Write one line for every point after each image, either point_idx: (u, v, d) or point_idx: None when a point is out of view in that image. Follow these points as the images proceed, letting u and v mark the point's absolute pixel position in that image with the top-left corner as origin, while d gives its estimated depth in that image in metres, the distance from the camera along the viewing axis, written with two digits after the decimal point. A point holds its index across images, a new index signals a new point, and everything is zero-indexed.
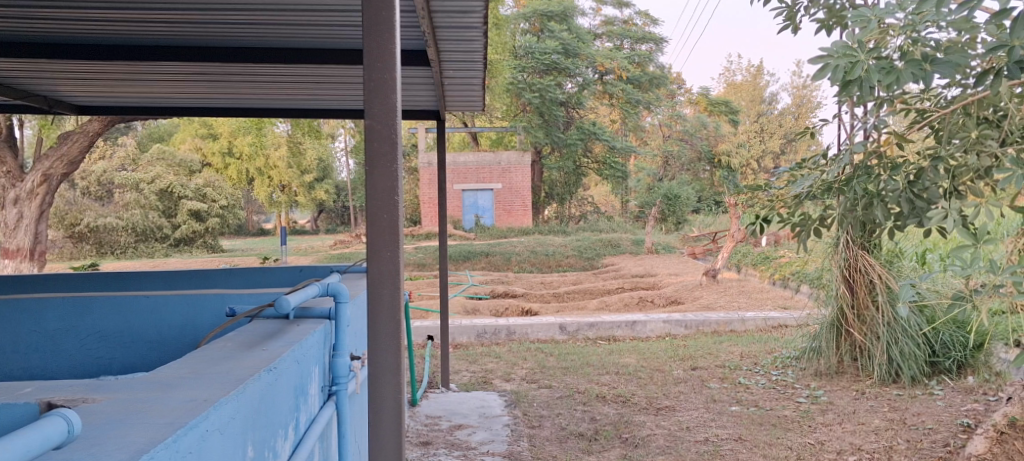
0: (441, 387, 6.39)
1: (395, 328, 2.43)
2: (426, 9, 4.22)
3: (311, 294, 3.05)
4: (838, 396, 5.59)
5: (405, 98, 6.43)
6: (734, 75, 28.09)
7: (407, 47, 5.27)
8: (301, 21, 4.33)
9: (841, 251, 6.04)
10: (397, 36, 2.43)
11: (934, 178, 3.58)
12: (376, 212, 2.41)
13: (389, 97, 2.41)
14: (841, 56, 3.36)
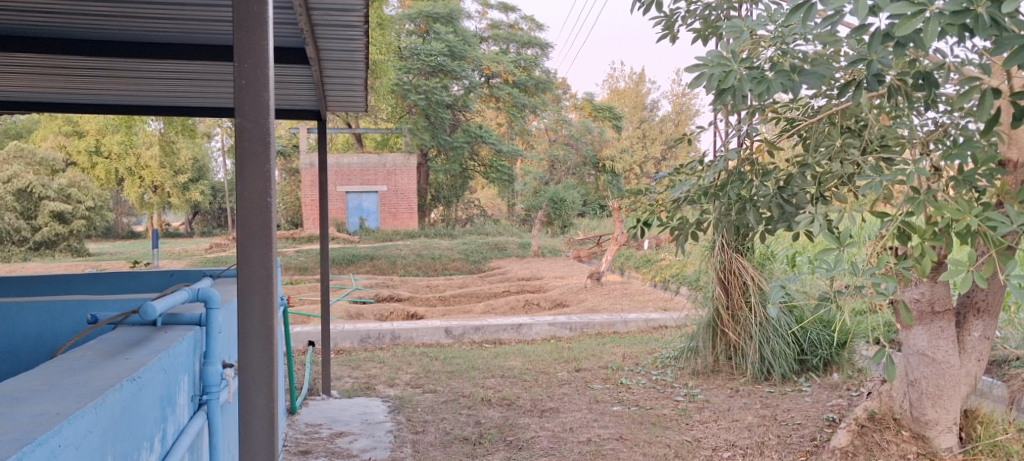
0: (321, 394, 6.09)
1: (268, 335, 2.23)
2: (305, 7, 3.95)
3: (178, 298, 2.74)
4: (714, 394, 5.73)
5: (282, 97, 6.10)
6: (616, 83, 28.82)
7: (283, 44, 4.99)
8: (171, 15, 4.01)
9: (716, 254, 6.19)
10: (269, 33, 2.22)
11: (801, 184, 3.69)
12: (247, 213, 2.20)
13: (261, 94, 2.21)
14: (716, 65, 3.37)
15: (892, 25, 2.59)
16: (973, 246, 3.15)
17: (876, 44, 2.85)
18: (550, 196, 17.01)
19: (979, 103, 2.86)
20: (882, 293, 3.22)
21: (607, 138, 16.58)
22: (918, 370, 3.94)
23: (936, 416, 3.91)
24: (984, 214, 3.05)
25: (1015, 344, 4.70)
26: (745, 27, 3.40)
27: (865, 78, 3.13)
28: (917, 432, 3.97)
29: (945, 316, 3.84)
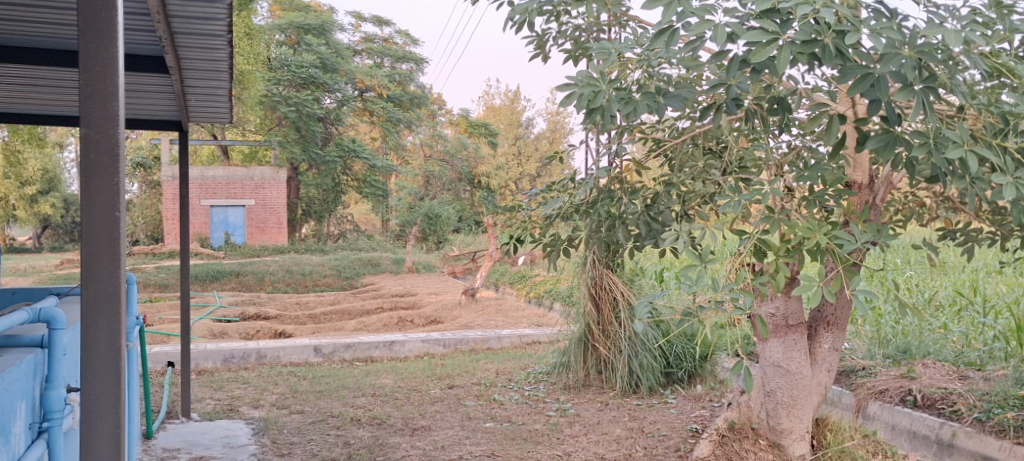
0: (180, 417, 5.63)
1: (117, 360, 2.02)
2: (163, 14, 3.64)
3: (19, 320, 2.36)
4: (584, 408, 5.75)
5: (140, 106, 5.65)
6: (492, 100, 29.09)
7: (138, 51, 4.61)
8: (12, 16, 3.61)
9: (587, 270, 6.27)
10: (121, 40, 2.02)
11: (667, 202, 3.75)
12: (92, 230, 1.99)
13: (110, 104, 2.00)
14: (585, 86, 3.36)
15: (749, 51, 2.71)
16: (822, 263, 3.29)
17: (734, 70, 2.92)
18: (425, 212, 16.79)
19: (827, 128, 3.01)
20: (740, 308, 3.29)
21: (482, 156, 16.23)
22: (774, 381, 3.90)
23: (791, 425, 3.89)
24: (832, 232, 3.20)
25: (862, 355, 4.81)
26: (613, 48, 3.44)
27: (726, 102, 3.22)
28: (774, 441, 3.95)
29: (798, 329, 3.80)
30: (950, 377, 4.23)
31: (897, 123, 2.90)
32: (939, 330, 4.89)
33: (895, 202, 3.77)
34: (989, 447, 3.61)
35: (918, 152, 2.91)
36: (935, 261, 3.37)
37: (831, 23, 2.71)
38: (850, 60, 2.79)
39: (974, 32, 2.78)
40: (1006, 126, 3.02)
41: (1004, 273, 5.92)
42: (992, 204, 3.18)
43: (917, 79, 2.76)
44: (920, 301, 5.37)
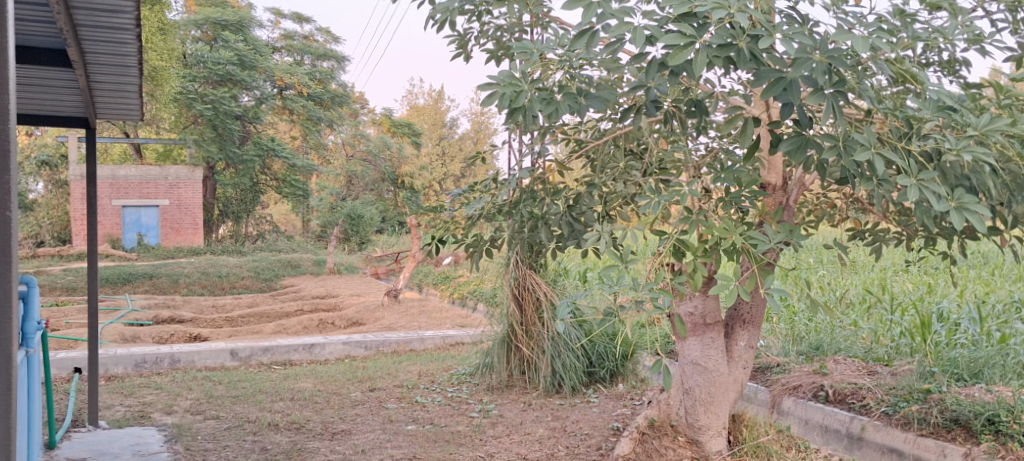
0: (86, 425, 5.30)
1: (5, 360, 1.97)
2: (65, 5, 3.40)
3: None
4: (508, 409, 5.70)
5: (42, 102, 5.30)
6: (416, 100, 28.88)
7: (35, 44, 4.30)
8: None
9: (511, 271, 6.24)
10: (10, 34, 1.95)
11: (589, 203, 3.71)
12: None
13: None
14: (507, 85, 3.33)
15: (667, 54, 2.74)
16: (739, 263, 3.31)
17: (652, 73, 2.93)
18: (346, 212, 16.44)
19: (742, 131, 3.06)
20: (660, 308, 3.29)
21: (406, 155, 15.65)
22: (692, 378, 3.83)
23: (709, 422, 3.83)
24: (747, 232, 3.25)
25: (777, 353, 4.91)
26: (534, 48, 3.42)
27: (645, 104, 3.23)
28: (692, 437, 3.87)
29: (715, 327, 3.74)
30: (860, 373, 4.30)
31: (808, 126, 2.98)
32: (850, 327, 5.01)
33: (808, 202, 3.85)
34: (896, 440, 3.65)
35: (829, 155, 2.99)
36: (845, 261, 3.47)
37: (745, 27, 2.76)
38: (764, 65, 2.84)
39: (880, 39, 2.87)
40: (910, 129, 3.13)
41: (909, 272, 6.17)
42: (898, 204, 3.28)
43: (827, 84, 2.83)
44: (831, 300, 5.53)
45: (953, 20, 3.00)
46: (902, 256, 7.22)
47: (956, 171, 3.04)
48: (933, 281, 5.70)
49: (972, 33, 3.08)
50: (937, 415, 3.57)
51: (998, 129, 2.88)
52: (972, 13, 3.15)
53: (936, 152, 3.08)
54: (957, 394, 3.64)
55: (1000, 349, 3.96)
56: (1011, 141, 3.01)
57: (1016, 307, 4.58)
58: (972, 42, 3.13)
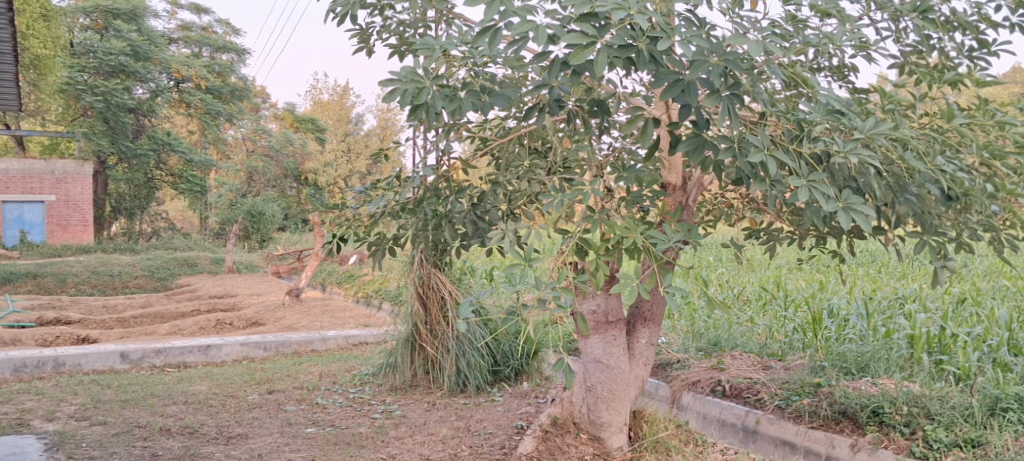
0: None
1: None
2: None
3: None
4: (411, 409, 5.35)
5: None
6: (319, 95, 28.19)
7: None
8: None
9: (415, 269, 6.00)
10: None
11: (493, 202, 3.59)
12: None
13: None
14: (409, 81, 3.21)
15: (568, 55, 2.74)
16: (639, 261, 3.32)
17: (555, 71, 2.90)
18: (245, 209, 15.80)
19: (642, 132, 3.08)
20: (562, 306, 3.24)
21: (310, 150, 14.55)
22: (593, 376, 3.62)
23: (610, 418, 3.63)
24: (648, 231, 3.26)
25: (677, 349, 4.95)
26: (437, 45, 3.33)
27: (548, 103, 3.19)
28: (594, 434, 3.66)
29: (618, 325, 3.55)
30: (755, 368, 4.39)
31: (705, 128, 3.05)
32: (746, 324, 5.14)
33: (706, 202, 3.91)
34: (788, 433, 3.75)
35: (725, 156, 3.06)
36: (742, 259, 3.54)
37: (645, 29, 2.78)
38: (663, 66, 2.87)
39: (773, 43, 2.96)
40: (801, 132, 3.21)
41: (802, 269, 6.43)
42: (791, 205, 3.36)
43: (722, 87, 2.90)
44: (729, 297, 5.68)
45: (841, 26, 3.10)
46: (795, 255, 7.53)
47: (844, 172, 3.14)
48: (824, 278, 5.96)
49: (858, 40, 3.20)
50: (826, 407, 3.68)
51: (883, 133, 2.98)
52: (859, 21, 3.28)
53: (826, 154, 3.17)
54: (845, 387, 3.75)
55: (884, 343, 4.07)
56: (894, 145, 3.14)
57: (899, 303, 4.81)
58: (859, 48, 3.25)
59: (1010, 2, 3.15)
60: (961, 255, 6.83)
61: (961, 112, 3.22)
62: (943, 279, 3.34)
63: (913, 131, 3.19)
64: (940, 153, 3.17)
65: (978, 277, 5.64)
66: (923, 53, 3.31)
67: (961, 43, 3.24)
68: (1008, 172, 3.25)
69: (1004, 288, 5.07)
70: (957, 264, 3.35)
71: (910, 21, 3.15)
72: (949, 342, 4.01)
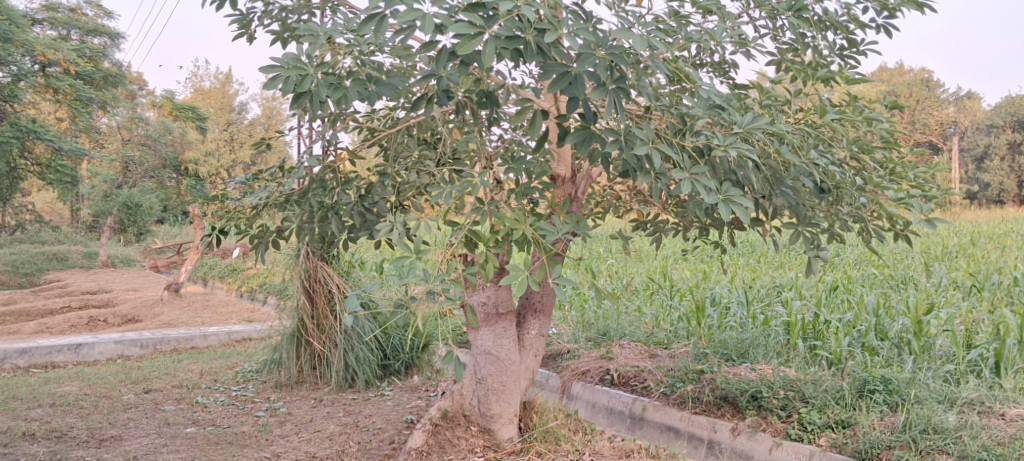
0: None
1: None
2: None
3: None
4: (296, 407, 4.87)
5: None
6: (202, 83, 27.04)
7: None
8: None
9: (300, 261, 5.38)
10: None
11: (382, 193, 3.54)
12: None
13: None
14: (291, 68, 3.10)
15: (455, 45, 2.70)
16: (528, 253, 3.33)
17: (442, 62, 2.86)
18: (121, 201, 14.88)
19: (531, 123, 3.08)
20: (451, 298, 3.19)
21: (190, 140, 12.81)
22: (484, 368, 3.60)
23: (500, 410, 3.62)
24: (537, 223, 3.27)
25: (567, 339, 4.99)
26: (320, 32, 3.21)
27: (436, 94, 3.13)
28: (484, 426, 3.65)
29: (508, 317, 3.54)
30: (641, 356, 4.44)
31: (593, 121, 3.09)
32: (634, 313, 5.24)
33: (596, 194, 3.94)
34: (672, 419, 3.84)
35: (611, 149, 3.11)
36: (630, 250, 3.58)
37: (532, 21, 2.77)
38: (551, 59, 2.88)
39: (657, 38, 3.01)
40: (684, 126, 3.27)
41: (687, 259, 6.62)
42: (675, 196, 3.43)
43: (609, 80, 2.93)
44: (619, 288, 5.80)
45: (720, 24, 3.19)
46: (680, 246, 7.76)
47: (725, 166, 3.24)
48: (707, 268, 6.16)
49: (737, 37, 3.30)
50: (708, 393, 3.80)
51: (759, 128, 3.10)
52: (739, 18, 3.36)
53: (707, 148, 3.25)
54: (726, 373, 3.88)
55: (763, 330, 4.26)
56: (771, 140, 3.25)
57: (776, 291, 5.04)
58: (739, 45, 3.34)
59: (876, 4, 3.30)
60: (831, 245, 7.23)
61: (832, 108, 3.37)
62: (816, 268, 3.47)
63: (789, 126, 3.31)
64: (814, 147, 3.31)
65: (849, 266, 5.97)
66: (798, 51, 3.43)
67: (832, 42, 3.37)
68: (875, 165, 3.42)
69: (872, 276, 5.36)
70: (829, 254, 3.51)
71: (785, 19, 3.26)
72: (822, 328, 4.21)
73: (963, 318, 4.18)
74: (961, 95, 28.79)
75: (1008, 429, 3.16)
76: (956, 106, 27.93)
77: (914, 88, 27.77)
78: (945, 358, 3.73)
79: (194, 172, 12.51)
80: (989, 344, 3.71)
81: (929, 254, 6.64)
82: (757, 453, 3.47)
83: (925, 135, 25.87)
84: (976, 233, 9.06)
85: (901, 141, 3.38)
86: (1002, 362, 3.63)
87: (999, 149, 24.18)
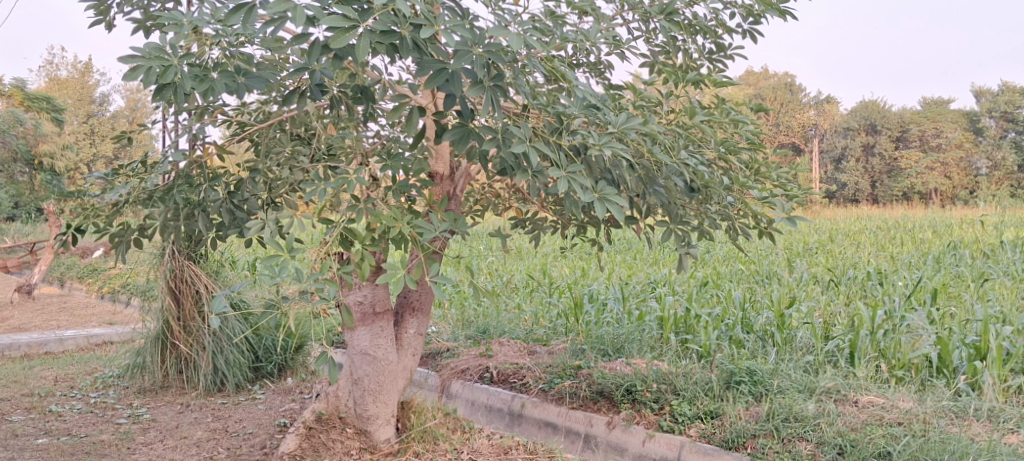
0: None
1: None
2: None
3: None
4: (161, 412, 4.65)
5: None
6: (67, 71, 25.28)
7: None
8: None
9: (165, 261, 5.07)
10: None
11: (252, 190, 3.46)
12: None
13: None
14: (153, 58, 2.93)
15: (329, 37, 2.61)
16: (405, 251, 3.27)
17: (315, 54, 2.76)
18: None
19: (408, 120, 2.99)
20: (325, 298, 3.08)
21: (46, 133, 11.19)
22: (360, 368, 3.53)
23: (377, 411, 3.57)
24: (414, 220, 3.21)
25: (447, 338, 4.97)
26: (185, 20, 3.05)
27: (309, 88, 3.02)
28: (360, 428, 3.59)
29: (385, 316, 3.50)
30: (520, 353, 4.49)
31: (471, 118, 3.06)
32: (514, 311, 5.28)
33: (474, 192, 3.94)
34: (550, 414, 3.89)
35: (488, 146, 3.08)
36: (509, 248, 3.57)
37: (407, 15, 2.70)
38: (428, 55, 2.80)
39: (533, 37, 3.02)
40: (561, 124, 3.29)
41: (566, 257, 6.75)
42: (550, 194, 3.47)
43: (486, 77, 2.89)
44: (500, 286, 5.84)
45: (594, 24, 3.24)
46: (560, 244, 7.92)
47: (600, 165, 3.28)
48: (586, 265, 6.29)
49: (612, 37, 3.36)
50: (586, 388, 3.87)
51: (633, 128, 3.16)
52: (613, 19, 3.42)
53: (583, 146, 3.29)
54: (602, 368, 3.97)
55: (638, 326, 4.37)
56: (644, 139, 3.31)
57: (651, 287, 5.20)
58: (613, 46, 3.40)
59: (742, 10, 3.43)
60: (703, 242, 7.55)
61: (701, 110, 3.48)
62: (687, 265, 3.63)
63: (661, 126, 3.40)
64: (684, 147, 3.41)
65: (718, 262, 6.24)
66: (670, 54, 3.53)
67: (702, 45, 3.48)
68: (742, 166, 3.57)
69: (739, 272, 5.62)
70: (699, 251, 3.63)
71: (658, 22, 3.35)
72: (693, 322, 4.37)
73: (822, 311, 4.43)
74: (824, 99, 30.84)
75: (861, 415, 3.35)
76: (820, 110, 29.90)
77: (782, 92, 29.49)
78: (805, 349, 3.95)
79: (51, 167, 11.67)
80: (845, 335, 3.95)
81: (792, 250, 7.04)
82: (631, 445, 3.55)
83: (788, 136, 27.65)
84: (833, 229, 9.70)
85: (765, 142, 3.54)
86: (856, 352, 3.88)
87: (854, 150, 26.21)
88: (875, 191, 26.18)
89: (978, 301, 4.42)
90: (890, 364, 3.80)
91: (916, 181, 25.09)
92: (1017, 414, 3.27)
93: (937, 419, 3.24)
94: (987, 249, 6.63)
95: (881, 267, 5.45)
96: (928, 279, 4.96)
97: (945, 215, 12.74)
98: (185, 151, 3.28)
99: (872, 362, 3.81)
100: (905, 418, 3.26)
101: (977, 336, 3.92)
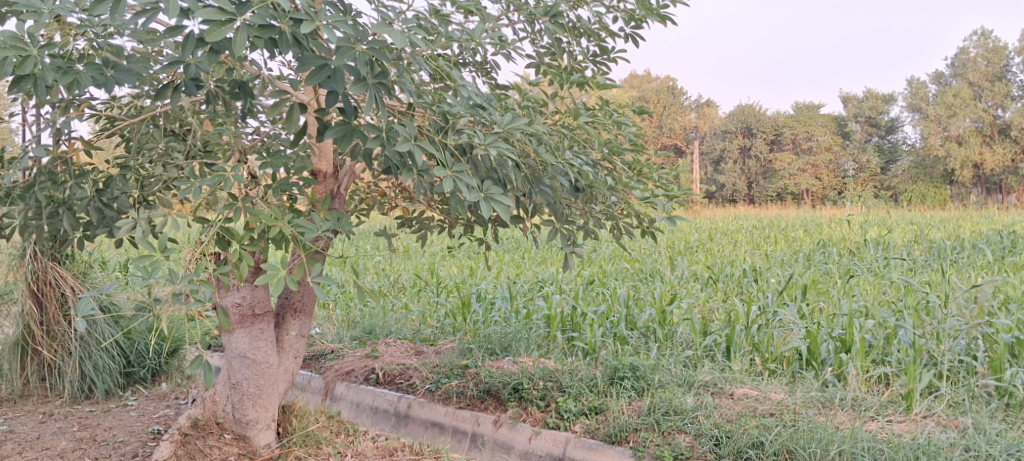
0: None
1: None
2: None
3: None
4: (20, 423, 4.40)
5: None
6: None
7: None
8: None
9: (26, 262, 4.77)
10: None
11: (123, 188, 3.30)
12: None
13: None
14: (8, 47, 2.67)
15: (204, 30, 2.49)
16: (286, 251, 3.17)
17: (190, 48, 2.60)
18: None
19: (289, 117, 2.89)
20: (200, 300, 2.96)
21: None
22: (238, 372, 3.44)
23: (257, 416, 3.48)
24: (295, 220, 3.11)
25: (332, 339, 4.87)
26: (45, 8, 2.78)
27: (184, 82, 2.88)
28: (239, 433, 3.50)
29: (265, 318, 3.41)
30: (408, 354, 4.47)
31: (354, 116, 2.99)
32: (401, 311, 5.26)
33: (359, 191, 3.88)
34: (437, 414, 3.87)
35: (372, 145, 3.02)
36: (394, 247, 3.53)
37: (287, 10, 2.58)
38: (309, 51, 2.73)
39: (418, 35, 2.99)
40: (446, 124, 3.22)
41: (455, 257, 6.76)
42: (435, 194, 3.45)
43: (369, 74, 2.82)
44: (387, 285, 5.81)
45: (479, 24, 3.24)
46: (448, 243, 7.94)
47: (486, 164, 3.26)
48: (474, 264, 6.32)
49: (497, 38, 3.38)
50: (473, 388, 3.89)
51: (518, 128, 3.14)
52: (499, 20, 3.44)
53: (468, 146, 3.26)
54: (490, 367, 3.99)
55: (525, 324, 4.43)
56: (529, 139, 3.32)
57: (539, 286, 5.29)
58: (498, 46, 3.42)
59: (624, 14, 3.51)
60: (590, 241, 7.70)
61: (586, 112, 3.54)
62: (572, 263, 3.69)
63: (546, 127, 3.42)
64: (569, 147, 3.45)
65: (604, 261, 6.38)
66: (555, 56, 3.58)
67: (585, 48, 3.54)
68: (624, 166, 3.65)
69: (624, 270, 5.78)
70: (583, 250, 3.71)
71: (543, 24, 3.38)
72: (579, 320, 4.45)
73: (702, 307, 4.61)
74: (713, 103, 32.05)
75: (736, 407, 3.49)
76: (701, 112, 31.01)
77: (667, 96, 30.47)
78: (684, 344, 4.09)
79: None
80: (721, 330, 4.12)
81: (674, 249, 7.27)
82: (517, 443, 3.59)
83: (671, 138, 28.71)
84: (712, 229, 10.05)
85: (647, 144, 3.64)
86: (732, 346, 4.04)
87: (732, 152, 27.49)
88: (750, 191, 27.83)
89: (843, 296, 4.67)
90: (763, 357, 3.98)
91: (788, 183, 26.33)
92: (877, 402, 3.48)
93: (804, 409, 3.40)
94: (854, 247, 7.02)
95: (754, 264, 5.69)
96: (798, 275, 5.21)
97: (814, 215, 13.39)
98: (43, 145, 3.09)
99: (746, 356, 3.99)
100: (776, 409, 3.41)
101: (841, 329, 4.15)
